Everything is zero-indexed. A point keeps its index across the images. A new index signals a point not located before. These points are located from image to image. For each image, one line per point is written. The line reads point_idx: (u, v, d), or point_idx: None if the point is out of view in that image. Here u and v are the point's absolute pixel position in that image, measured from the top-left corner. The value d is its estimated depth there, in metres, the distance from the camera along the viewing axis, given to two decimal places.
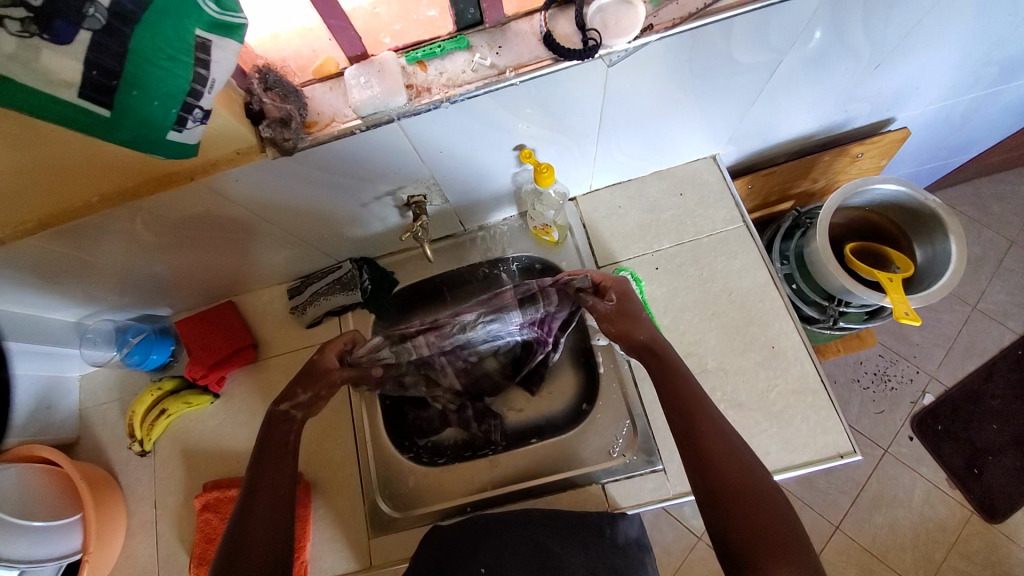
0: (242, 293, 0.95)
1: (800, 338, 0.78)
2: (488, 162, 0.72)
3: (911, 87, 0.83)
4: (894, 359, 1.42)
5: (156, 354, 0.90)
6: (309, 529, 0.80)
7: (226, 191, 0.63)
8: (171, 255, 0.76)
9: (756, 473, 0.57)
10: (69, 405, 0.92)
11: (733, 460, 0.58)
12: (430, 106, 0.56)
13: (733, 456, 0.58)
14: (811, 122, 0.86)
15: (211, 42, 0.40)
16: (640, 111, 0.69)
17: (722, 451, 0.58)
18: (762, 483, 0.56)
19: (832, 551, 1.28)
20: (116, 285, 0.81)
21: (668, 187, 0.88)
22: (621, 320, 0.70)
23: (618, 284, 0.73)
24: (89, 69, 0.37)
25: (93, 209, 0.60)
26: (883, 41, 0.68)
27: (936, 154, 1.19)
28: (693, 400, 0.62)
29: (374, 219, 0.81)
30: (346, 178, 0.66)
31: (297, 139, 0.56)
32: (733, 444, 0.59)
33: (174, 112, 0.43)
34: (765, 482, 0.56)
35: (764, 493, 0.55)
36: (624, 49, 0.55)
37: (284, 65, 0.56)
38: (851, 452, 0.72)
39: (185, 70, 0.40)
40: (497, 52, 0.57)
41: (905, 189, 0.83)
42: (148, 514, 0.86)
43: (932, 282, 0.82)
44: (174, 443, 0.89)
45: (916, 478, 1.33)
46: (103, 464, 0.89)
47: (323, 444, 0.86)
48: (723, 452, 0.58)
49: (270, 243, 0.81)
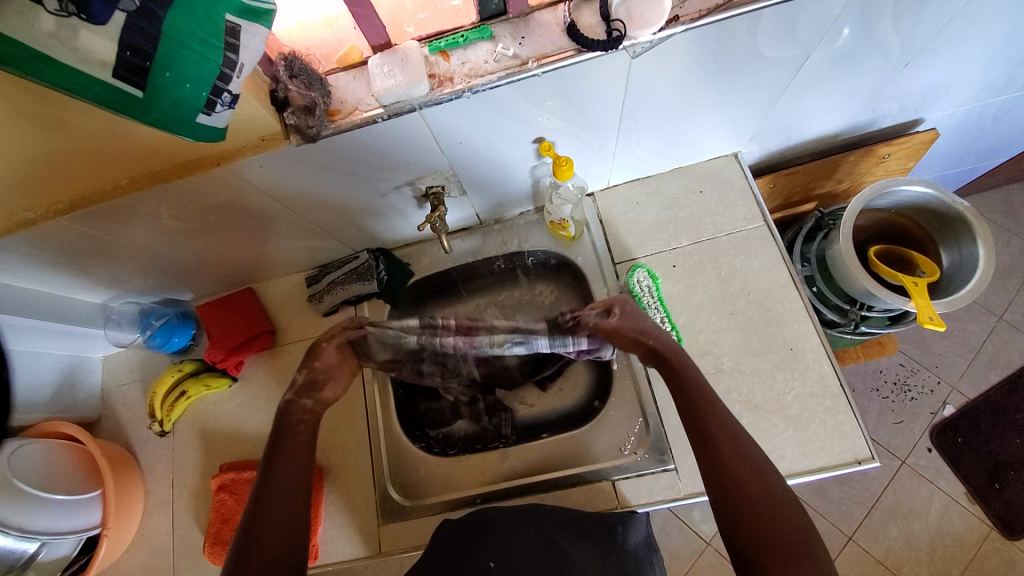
0: (260, 280, 0.97)
1: (819, 340, 0.77)
2: (507, 154, 0.72)
3: (943, 86, 0.80)
4: (914, 368, 1.38)
5: (177, 338, 0.92)
6: (320, 513, 0.82)
7: (248, 178, 0.64)
8: (193, 241, 0.78)
9: (776, 487, 0.55)
10: (93, 385, 0.95)
11: (752, 471, 0.56)
12: (451, 96, 0.56)
13: (753, 468, 0.56)
14: (837, 121, 0.84)
15: (241, 27, 0.41)
16: (661, 106, 0.68)
17: (742, 464, 0.56)
18: (781, 496, 0.54)
19: (844, 562, 1.25)
20: (139, 269, 0.83)
21: (688, 185, 0.87)
22: (629, 331, 0.69)
23: (620, 300, 0.73)
24: (123, 50, 0.37)
25: (121, 191, 0.61)
26: (915, 38, 0.66)
27: (964, 157, 1.15)
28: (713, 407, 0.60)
29: (393, 210, 0.81)
30: (367, 168, 0.67)
31: (320, 127, 0.57)
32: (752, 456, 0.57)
33: (204, 95, 0.43)
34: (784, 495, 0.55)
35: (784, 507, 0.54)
36: (649, 41, 0.55)
37: (308, 53, 0.57)
38: (869, 459, 0.70)
39: (216, 53, 0.41)
40: (520, 43, 0.56)
41: (933, 192, 0.81)
42: (165, 493, 0.88)
43: (959, 288, 0.79)
44: (191, 424, 0.91)
45: (933, 490, 1.29)
46: (123, 443, 0.92)
47: (336, 431, 0.87)
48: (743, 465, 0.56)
49: (289, 231, 0.82)
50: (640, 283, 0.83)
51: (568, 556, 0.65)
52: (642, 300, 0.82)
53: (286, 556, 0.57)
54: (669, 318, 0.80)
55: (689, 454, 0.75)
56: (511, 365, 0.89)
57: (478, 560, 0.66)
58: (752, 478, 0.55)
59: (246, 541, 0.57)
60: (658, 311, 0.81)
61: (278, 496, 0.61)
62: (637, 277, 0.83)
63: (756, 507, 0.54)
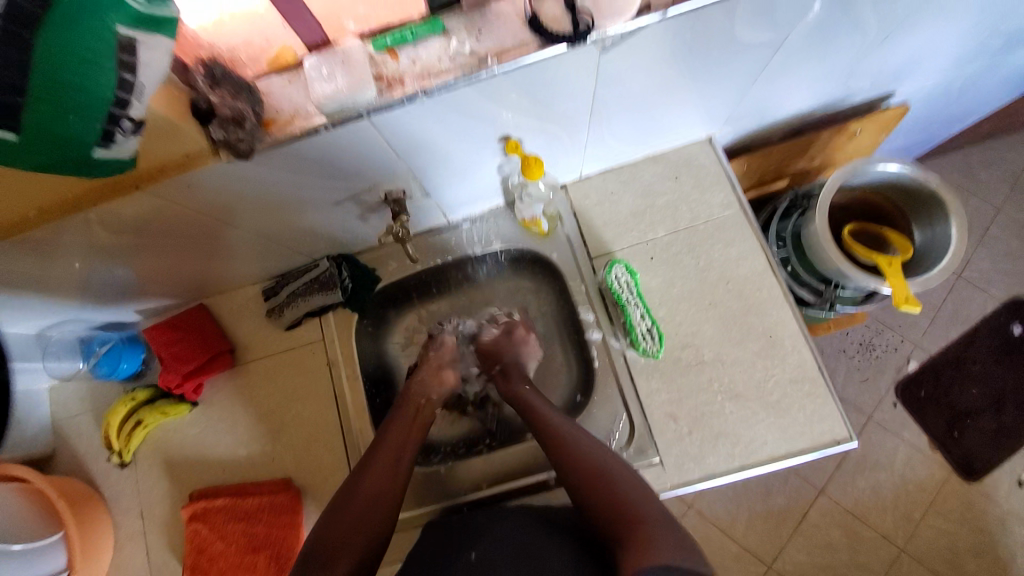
0: (214, 295, 0.89)
1: (797, 325, 0.77)
2: (469, 153, 0.66)
3: (916, 62, 0.78)
4: (878, 330, 1.42)
5: (127, 363, 0.85)
6: (302, 533, 0.79)
7: (181, 197, 0.57)
8: (131, 259, 0.69)
9: (618, 468, 0.67)
10: (42, 419, 0.86)
11: (590, 460, 0.67)
12: (403, 101, 0.51)
13: (588, 456, 0.68)
14: (812, 99, 0.81)
15: (138, 41, 0.37)
16: (633, 97, 0.64)
17: (589, 463, 0.67)
18: (636, 487, 0.64)
19: (816, 514, 1.33)
20: (75, 293, 0.74)
21: (663, 171, 0.84)
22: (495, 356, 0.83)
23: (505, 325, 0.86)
24: None
25: (33, 225, 0.53)
26: (895, 13, 0.63)
27: (932, 122, 1.14)
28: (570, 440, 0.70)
29: (352, 218, 0.75)
30: (316, 179, 0.61)
31: (254, 140, 0.51)
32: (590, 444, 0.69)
33: (100, 126, 0.39)
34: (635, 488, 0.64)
35: (642, 496, 0.63)
36: (621, 34, 0.50)
37: (231, 55, 0.50)
38: (848, 439, 0.72)
39: (110, 78, 0.37)
40: (477, 38, 0.51)
41: (905, 170, 0.80)
42: (136, 524, 0.83)
43: (932, 265, 0.80)
44: (156, 452, 0.85)
45: (897, 443, 1.36)
46: (82, 477, 0.85)
47: (312, 449, 0.83)
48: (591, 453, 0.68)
49: (238, 243, 0.75)
50: (618, 279, 0.80)
51: (549, 563, 0.62)
52: (621, 295, 0.80)
53: (362, 534, 0.64)
54: (649, 313, 0.79)
55: (673, 447, 0.75)
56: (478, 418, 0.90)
57: (463, 551, 0.65)
58: (597, 475, 0.66)
59: (328, 518, 0.65)
60: (637, 307, 0.79)
61: (360, 500, 0.66)
62: (615, 272, 0.81)
63: (604, 498, 0.64)
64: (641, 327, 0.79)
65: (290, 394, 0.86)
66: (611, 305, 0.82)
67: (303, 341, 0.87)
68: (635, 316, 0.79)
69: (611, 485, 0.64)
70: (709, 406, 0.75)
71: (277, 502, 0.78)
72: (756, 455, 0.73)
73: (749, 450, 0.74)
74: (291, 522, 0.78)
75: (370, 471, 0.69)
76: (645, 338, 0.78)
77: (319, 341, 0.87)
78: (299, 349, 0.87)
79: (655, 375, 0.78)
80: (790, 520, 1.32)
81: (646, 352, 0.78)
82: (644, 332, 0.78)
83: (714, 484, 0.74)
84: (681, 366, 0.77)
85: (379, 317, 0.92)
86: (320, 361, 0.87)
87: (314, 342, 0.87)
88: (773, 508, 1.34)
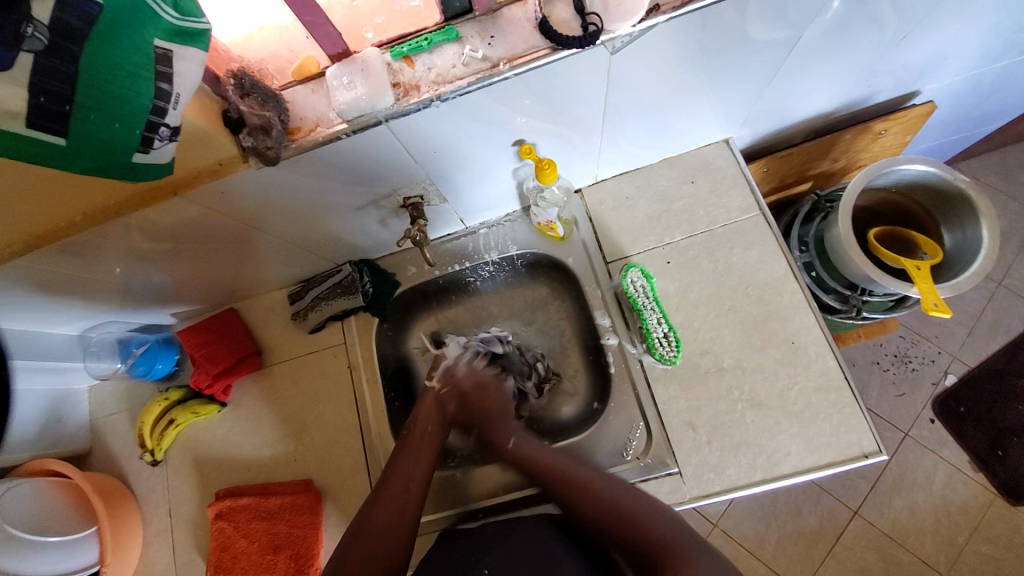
0: (243, 300, 0.93)
1: (821, 331, 0.74)
2: (483, 158, 0.68)
3: (944, 56, 0.76)
4: (915, 340, 1.35)
5: (161, 364, 0.89)
6: (320, 534, 0.80)
7: (214, 204, 0.60)
8: (167, 265, 0.73)
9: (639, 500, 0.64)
10: (80, 417, 0.91)
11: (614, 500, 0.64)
12: (418, 106, 0.53)
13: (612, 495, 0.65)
14: (831, 99, 0.80)
15: (172, 51, 0.40)
16: (646, 99, 0.64)
17: (612, 502, 0.64)
18: (648, 506, 0.63)
19: (851, 537, 1.26)
20: (115, 297, 0.79)
21: (679, 175, 0.83)
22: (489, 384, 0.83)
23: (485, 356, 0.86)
24: (36, 95, 0.36)
25: (79, 228, 0.57)
26: (914, 8, 0.61)
27: (965, 124, 1.10)
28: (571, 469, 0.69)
29: (373, 223, 0.77)
30: (338, 185, 0.64)
31: (280, 147, 0.53)
32: (614, 488, 0.65)
33: (139, 132, 0.42)
34: (656, 512, 0.62)
35: (664, 519, 0.61)
36: (629, 35, 0.51)
37: (260, 67, 0.53)
38: (876, 452, 0.69)
39: (147, 86, 0.40)
40: (489, 43, 0.52)
41: (935, 170, 0.77)
42: (164, 521, 0.86)
43: (963, 269, 0.76)
44: (184, 451, 0.88)
45: (938, 461, 1.28)
46: (116, 474, 0.89)
47: (333, 451, 0.85)
48: (584, 476, 0.67)
49: (265, 249, 0.78)
50: (634, 283, 0.80)
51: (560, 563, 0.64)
52: (637, 300, 0.79)
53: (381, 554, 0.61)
54: (665, 318, 0.78)
55: (692, 456, 0.73)
56: None
57: (476, 565, 0.64)
58: (621, 511, 0.63)
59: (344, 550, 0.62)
60: (653, 312, 0.78)
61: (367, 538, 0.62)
62: (631, 277, 0.80)
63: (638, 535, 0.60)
64: (658, 333, 0.77)
65: (311, 397, 0.88)
66: (627, 310, 0.82)
67: (324, 344, 0.90)
68: (651, 321, 0.78)
69: (642, 526, 0.61)
70: (730, 413, 0.73)
71: (297, 502, 0.79)
72: (778, 467, 0.71)
73: (771, 462, 0.71)
74: (311, 522, 0.79)
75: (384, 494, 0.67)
76: (662, 345, 0.77)
77: (341, 345, 0.90)
78: (321, 352, 0.90)
79: (672, 381, 0.76)
80: (823, 542, 1.26)
81: (662, 358, 0.77)
82: (660, 338, 0.77)
83: (731, 497, 0.72)
84: (699, 372, 0.76)
85: (398, 323, 0.94)
86: (341, 365, 0.89)
87: (336, 345, 0.90)
88: (804, 528, 1.28)
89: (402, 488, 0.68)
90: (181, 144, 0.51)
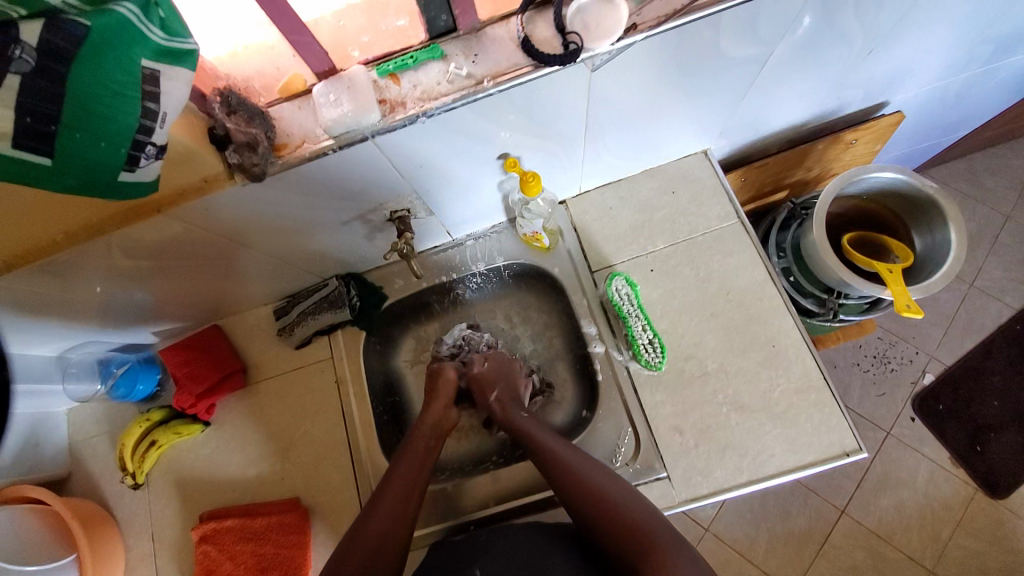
0: (228, 316, 0.92)
1: (801, 335, 0.77)
2: (469, 171, 0.69)
3: (906, 70, 0.80)
4: (892, 340, 1.39)
5: (143, 384, 0.87)
6: (309, 553, 0.78)
7: (199, 220, 0.60)
8: (150, 282, 0.72)
9: (614, 486, 0.66)
10: (58, 441, 0.88)
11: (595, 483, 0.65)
12: (405, 122, 0.54)
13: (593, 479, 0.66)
14: (802, 111, 0.84)
15: (159, 72, 0.40)
16: (627, 112, 0.66)
17: (593, 487, 0.65)
18: (622, 493, 0.65)
19: (839, 536, 1.28)
20: (96, 316, 0.77)
21: (660, 185, 0.86)
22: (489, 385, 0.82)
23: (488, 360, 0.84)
24: (21, 115, 0.36)
25: (59, 247, 0.56)
26: (875, 27, 0.65)
27: (930, 133, 1.16)
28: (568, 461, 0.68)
29: (360, 236, 0.78)
30: (324, 200, 0.64)
31: (266, 164, 0.54)
32: (596, 473, 0.67)
33: (125, 152, 0.42)
34: (630, 499, 0.64)
35: (636, 506, 0.63)
36: (609, 52, 0.53)
37: (246, 84, 0.53)
38: (857, 450, 0.70)
39: (134, 106, 0.40)
40: (473, 61, 0.54)
41: (901, 177, 0.81)
42: (146, 546, 0.83)
43: (933, 271, 0.80)
44: (167, 473, 0.86)
45: (919, 459, 1.32)
46: (95, 499, 0.86)
47: (322, 467, 0.84)
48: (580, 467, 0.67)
49: (251, 264, 0.77)
50: (619, 291, 0.82)
51: (551, 561, 0.64)
52: (622, 308, 0.81)
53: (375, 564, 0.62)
54: (651, 325, 0.79)
55: (681, 461, 0.74)
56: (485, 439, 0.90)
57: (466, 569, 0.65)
58: (600, 495, 0.64)
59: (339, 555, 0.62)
60: (639, 319, 0.80)
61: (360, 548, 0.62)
62: (616, 285, 0.82)
63: (610, 520, 0.62)
64: (643, 339, 0.79)
65: (299, 413, 0.87)
66: (613, 318, 0.83)
67: (312, 359, 0.89)
68: (637, 329, 0.80)
69: (616, 512, 0.62)
70: (716, 417, 0.75)
71: (285, 521, 0.78)
72: (765, 468, 0.72)
73: (758, 464, 0.72)
74: (299, 542, 0.77)
75: (379, 505, 0.67)
76: (648, 351, 0.78)
77: (329, 360, 0.89)
78: (308, 368, 0.89)
79: (660, 387, 0.77)
80: (813, 542, 1.28)
81: (649, 364, 0.78)
82: (646, 345, 0.79)
83: (720, 499, 0.73)
84: (686, 377, 0.77)
85: (386, 335, 0.93)
86: (329, 379, 0.88)
87: (324, 359, 0.89)
88: (794, 530, 1.29)
89: (400, 500, 0.68)
90: (165, 161, 0.51)
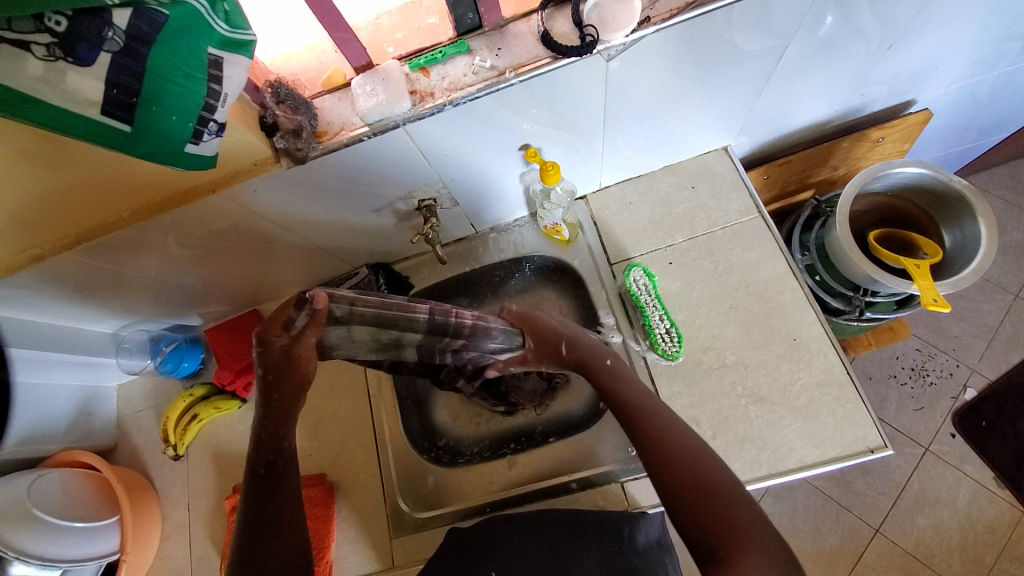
0: (265, 302, 0.99)
1: (823, 329, 0.76)
2: (492, 161, 0.73)
3: (932, 66, 0.79)
4: (931, 353, 1.33)
5: (188, 362, 0.94)
6: (332, 529, 0.81)
7: (245, 204, 0.66)
8: (199, 267, 0.79)
9: (717, 467, 0.56)
10: (109, 413, 0.96)
11: (696, 463, 0.56)
12: (433, 110, 0.58)
13: (694, 458, 0.56)
14: (825, 108, 0.84)
15: (223, 58, 0.46)
16: (645, 105, 0.69)
17: (701, 474, 0.55)
18: (728, 479, 0.55)
19: (872, 557, 1.22)
20: (149, 297, 0.85)
21: (679, 181, 0.88)
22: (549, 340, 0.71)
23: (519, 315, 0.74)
24: (110, 88, 0.42)
25: (123, 224, 0.63)
26: (893, 19, 0.66)
27: (966, 134, 1.13)
28: (649, 409, 0.62)
29: (390, 224, 0.83)
30: (358, 187, 0.69)
31: (309, 148, 0.59)
32: (702, 455, 0.57)
33: (191, 126, 0.48)
34: (734, 486, 0.54)
35: (738, 497, 0.53)
36: (622, 44, 0.56)
37: (294, 79, 0.60)
38: (882, 447, 0.69)
39: (200, 86, 0.46)
40: (497, 54, 0.58)
41: (927, 172, 0.80)
42: (183, 515, 0.89)
43: (963, 266, 0.78)
44: (205, 447, 0.92)
45: (961, 477, 1.25)
46: (139, 468, 0.93)
47: (347, 444, 0.88)
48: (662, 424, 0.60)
49: (289, 251, 0.83)
50: (637, 282, 0.83)
51: (572, 560, 0.63)
52: (639, 298, 0.82)
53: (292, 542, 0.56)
54: (668, 315, 0.80)
55: None
56: (498, 424, 0.92)
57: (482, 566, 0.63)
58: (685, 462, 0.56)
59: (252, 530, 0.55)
60: (656, 309, 0.81)
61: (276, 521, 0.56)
62: (633, 275, 0.83)
63: (692, 491, 0.54)
64: (660, 329, 0.80)
65: (326, 394, 0.91)
66: (630, 309, 0.84)
67: None
68: (654, 318, 0.80)
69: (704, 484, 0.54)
70: (734, 409, 0.75)
71: (311, 495, 0.80)
72: (783, 463, 0.71)
73: (776, 457, 0.71)
74: (323, 514, 0.80)
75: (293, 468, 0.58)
76: (665, 340, 0.79)
77: None
78: None
79: (676, 377, 0.78)
80: (844, 562, 1.22)
81: (666, 353, 0.79)
82: (663, 334, 0.80)
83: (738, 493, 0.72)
84: (703, 369, 0.78)
85: None
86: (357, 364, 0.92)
87: None
88: (824, 547, 1.24)
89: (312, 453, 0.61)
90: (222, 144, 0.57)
